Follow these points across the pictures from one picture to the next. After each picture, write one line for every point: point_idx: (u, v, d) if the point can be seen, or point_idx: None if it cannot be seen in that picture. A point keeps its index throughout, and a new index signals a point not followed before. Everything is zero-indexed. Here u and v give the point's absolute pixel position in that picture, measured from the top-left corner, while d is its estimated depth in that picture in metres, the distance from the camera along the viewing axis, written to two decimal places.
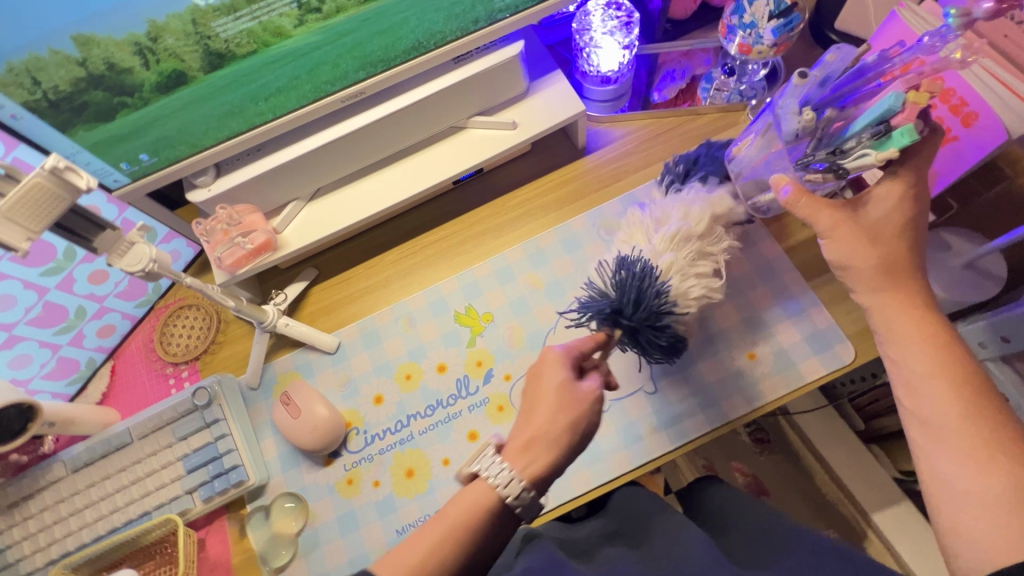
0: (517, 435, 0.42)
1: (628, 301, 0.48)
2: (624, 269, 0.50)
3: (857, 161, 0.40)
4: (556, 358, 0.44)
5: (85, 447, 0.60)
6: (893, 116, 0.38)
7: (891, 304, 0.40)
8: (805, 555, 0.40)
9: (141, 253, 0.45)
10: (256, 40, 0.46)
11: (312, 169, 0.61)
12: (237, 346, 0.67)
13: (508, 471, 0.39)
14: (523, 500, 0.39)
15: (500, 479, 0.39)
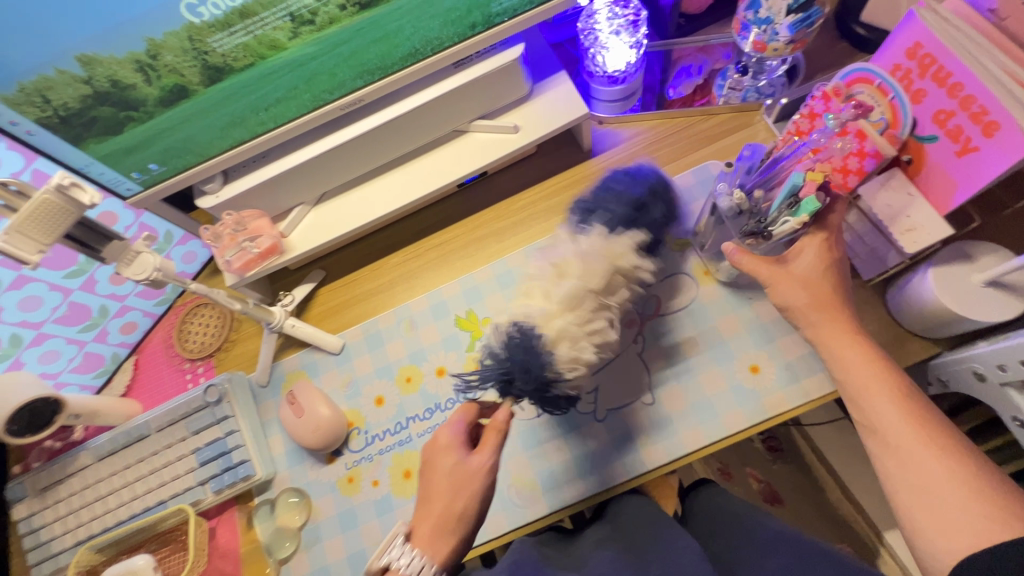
0: (423, 523, 0.43)
1: (515, 372, 0.44)
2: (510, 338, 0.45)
3: (782, 228, 0.44)
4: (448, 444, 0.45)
5: (108, 437, 0.64)
6: (800, 189, 0.43)
7: (827, 327, 0.44)
8: (789, 558, 0.40)
9: (146, 262, 0.48)
10: (253, 54, 0.47)
11: (317, 175, 0.63)
12: (248, 345, 0.70)
13: (417, 559, 0.41)
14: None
15: (409, 568, 0.41)
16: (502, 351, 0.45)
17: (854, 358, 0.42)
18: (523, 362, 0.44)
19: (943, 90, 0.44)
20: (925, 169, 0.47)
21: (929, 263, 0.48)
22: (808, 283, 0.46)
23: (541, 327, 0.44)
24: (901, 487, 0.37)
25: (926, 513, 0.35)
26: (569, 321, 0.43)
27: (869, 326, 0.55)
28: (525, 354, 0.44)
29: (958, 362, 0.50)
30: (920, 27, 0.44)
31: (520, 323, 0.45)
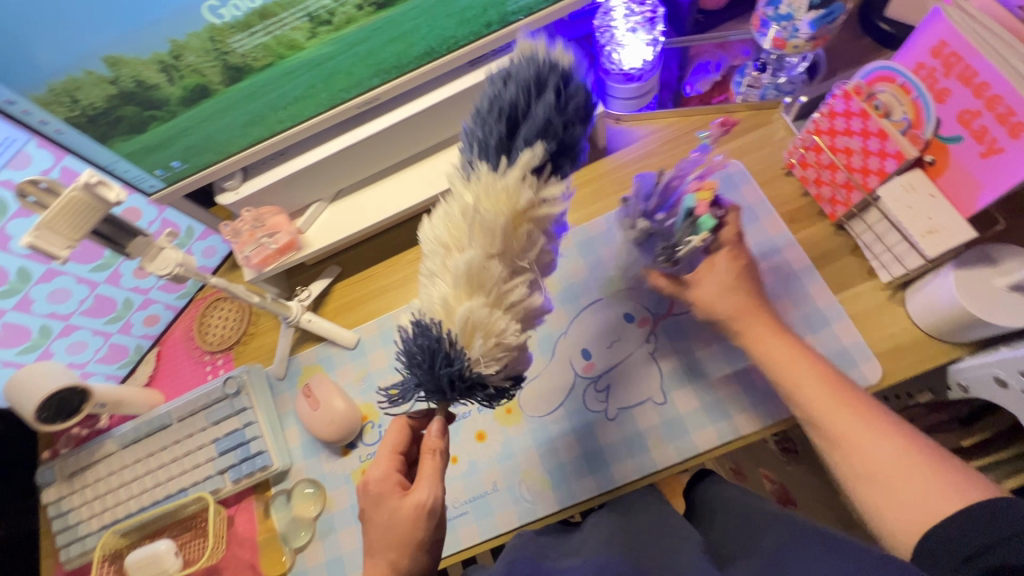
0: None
1: (424, 377, 0.36)
2: (413, 338, 0.36)
3: (689, 249, 0.47)
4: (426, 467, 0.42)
5: (132, 426, 0.66)
6: (695, 208, 0.45)
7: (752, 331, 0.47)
8: (782, 534, 0.37)
9: (169, 258, 0.49)
10: (272, 54, 0.48)
11: (334, 172, 0.63)
12: (266, 338, 0.71)
13: None
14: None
15: None
16: (406, 351, 0.37)
17: (783, 354, 0.45)
18: (428, 364, 0.35)
19: (968, 90, 0.43)
20: (947, 171, 0.46)
21: (950, 266, 0.47)
22: (727, 289, 0.48)
23: (446, 321, 0.35)
24: (852, 475, 0.39)
25: (881, 498, 0.37)
26: (477, 306, 0.34)
27: (888, 329, 0.54)
28: (433, 357, 0.35)
29: (980, 367, 0.49)
30: (946, 25, 0.43)
31: (420, 317, 0.36)
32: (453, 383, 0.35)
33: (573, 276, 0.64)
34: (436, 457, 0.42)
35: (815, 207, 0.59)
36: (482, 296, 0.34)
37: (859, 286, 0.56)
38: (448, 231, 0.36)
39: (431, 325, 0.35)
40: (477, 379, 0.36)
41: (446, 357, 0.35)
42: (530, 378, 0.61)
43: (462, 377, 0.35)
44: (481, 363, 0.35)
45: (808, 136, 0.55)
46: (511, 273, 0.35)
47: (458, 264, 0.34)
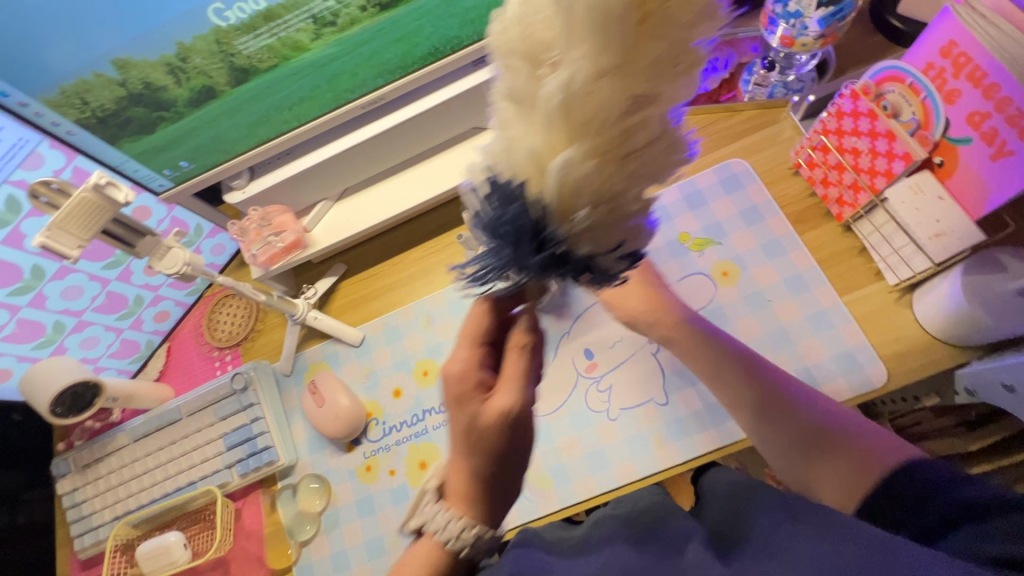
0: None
1: (506, 260, 0.26)
2: (491, 207, 0.25)
3: None
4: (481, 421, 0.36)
5: (143, 420, 0.68)
6: None
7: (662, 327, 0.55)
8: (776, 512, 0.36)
9: (177, 257, 0.50)
10: (276, 55, 0.48)
11: (339, 171, 0.64)
12: (273, 335, 0.72)
13: (451, 522, 0.37)
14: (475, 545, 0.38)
15: (444, 533, 0.37)
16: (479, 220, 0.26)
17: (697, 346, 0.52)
18: (514, 245, 0.25)
19: (978, 91, 0.42)
20: (956, 173, 0.45)
21: (958, 269, 0.46)
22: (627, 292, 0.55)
23: (536, 182, 0.23)
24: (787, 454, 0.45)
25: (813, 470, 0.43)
26: (578, 157, 0.22)
27: (895, 332, 0.53)
28: (520, 233, 0.24)
29: (986, 374, 0.48)
30: (956, 25, 0.42)
31: (495, 176, 0.24)
32: (549, 268, 0.25)
33: None
34: (523, 355, 0.36)
35: (823, 207, 0.59)
36: (588, 140, 0.21)
37: (865, 289, 0.55)
38: (533, 37, 0.22)
39: (514, 189, 0.23)
40: (582, 263, 0.25)
41: (541, 234, 0.24)
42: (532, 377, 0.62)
43: (560, 258, 0.25)
44: (589, 246, 0.24)
45: (816, 137, 0.54)
46: (636, 103, 0.21)
47: (547, 95, 0.21)
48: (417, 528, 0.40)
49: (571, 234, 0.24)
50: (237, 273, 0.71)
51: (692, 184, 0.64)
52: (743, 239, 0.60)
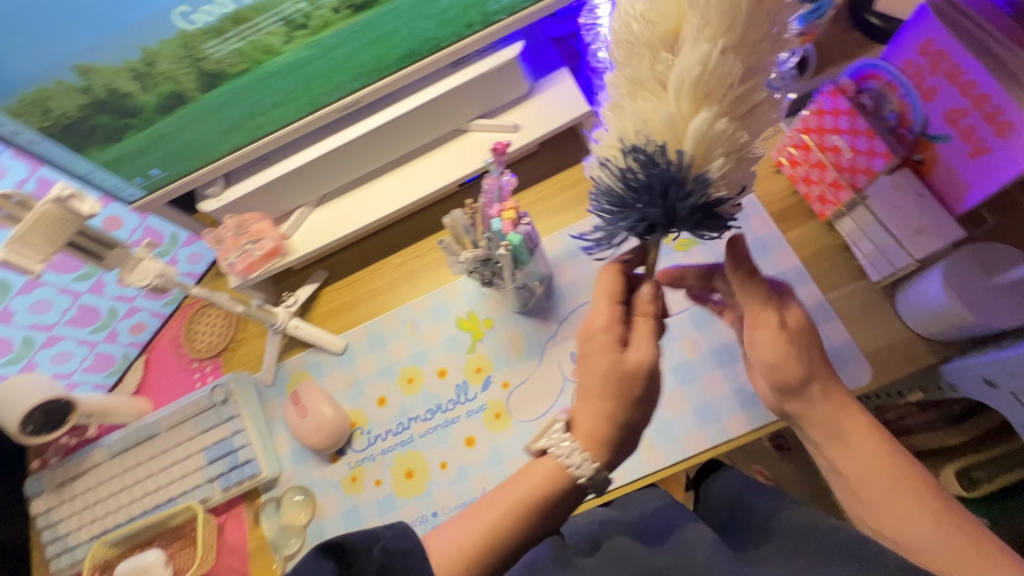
0: None
1: (654, 213, 0.34)
2: (635, 170, 0.34)
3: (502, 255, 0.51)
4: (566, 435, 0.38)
5: (120, 435, 0.66)
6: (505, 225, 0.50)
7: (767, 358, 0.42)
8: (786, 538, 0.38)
9: (147, 270, 0.48)
10: (247, 59, 0.47)
11: (318, 176, 0.63)
12: (254, 344, 0.71)
13: (577, 452, 0.40)
14: (597, 478, 0.40)
15: (569, 460, 0.40)
16: (624, 185, 0.35)
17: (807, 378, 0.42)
18: (661, 195, 0.33)
19: (955, 88, 0.42)
20: (937, 169, 0.46)
21: (940, 264, 0.46)
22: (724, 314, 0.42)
23: (675, 142, 0.32)
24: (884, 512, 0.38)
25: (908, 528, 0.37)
26: (714, 117, 0.31)
27: (876, 329, 0.54)
28: (664, 187, 0.33)
29: (965, 369, 0.48)
30: (932, 22, 0.42)
31: (636, 146, 0.33)
32: (690, 212, 0.33)
33: (562, 278, 0.64)
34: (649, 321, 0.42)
35: (805, 206, 0.59)
36: (715, 105, 0.31)
37: (848, 286, 0.55)
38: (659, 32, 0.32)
39: (658, 150, 0.32)
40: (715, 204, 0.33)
41: (683, 182, 0.33)
42: (519, 382, 0.61)
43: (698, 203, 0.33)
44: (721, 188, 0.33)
45: (796, 135, 0.54)
46: (748, 73, 0.31)
47: (688, 68, 0.30)
48: (543, 449, 0.41)
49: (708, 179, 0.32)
50: (215, 282, 0.69)
51: None
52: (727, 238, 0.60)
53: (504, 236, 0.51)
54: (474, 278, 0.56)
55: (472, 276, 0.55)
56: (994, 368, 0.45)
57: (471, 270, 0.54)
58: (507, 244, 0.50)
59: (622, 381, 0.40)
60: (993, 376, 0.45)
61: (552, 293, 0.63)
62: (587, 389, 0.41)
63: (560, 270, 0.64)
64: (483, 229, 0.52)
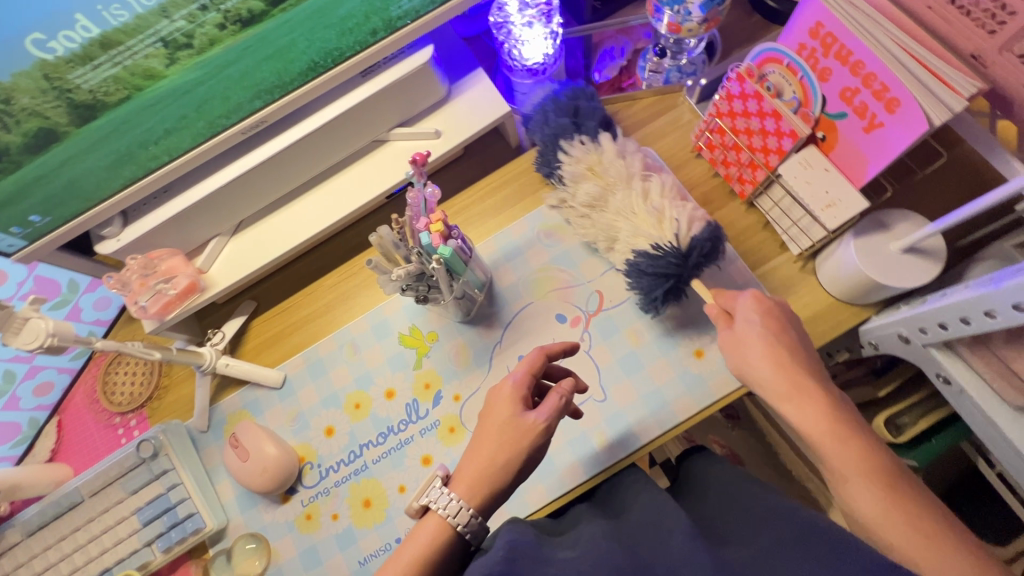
0: None
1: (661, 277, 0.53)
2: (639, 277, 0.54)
3: (437, 272, 0.49)
4: (508, 394, 0.47)
5: (36, 510, 0.59)
6: (434, 241, 0.48)
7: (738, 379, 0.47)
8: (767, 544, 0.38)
9: (37, 328, 0.43)
10: (126, 86, 0.42)
11: (231, 202, 0.58)
12: (181, 389, 0.65)
13: (455, 501, 0.44)
14: (472, 525, 0.44)
15: (449, 510, 0.44)
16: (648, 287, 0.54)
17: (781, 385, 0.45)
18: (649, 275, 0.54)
19: (847, 68, 0.44)
20: (838, 145, 0.48)
21: (850, 235, 0.49)
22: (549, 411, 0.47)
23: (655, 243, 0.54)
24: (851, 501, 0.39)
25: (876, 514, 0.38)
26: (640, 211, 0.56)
27: (804, 297, 0.56)
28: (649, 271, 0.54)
29: (883, 328, 0.51)
30: (819, 5, 0.44)
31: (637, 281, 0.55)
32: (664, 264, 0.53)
33: (502, 282, 0.63)
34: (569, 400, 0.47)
35: (727, 186, 0.61)
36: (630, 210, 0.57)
37: (773, 260, 0.58)
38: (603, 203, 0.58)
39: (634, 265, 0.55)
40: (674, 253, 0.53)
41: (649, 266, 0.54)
42: (470, 393, 0.60)
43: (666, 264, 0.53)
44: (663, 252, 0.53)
45: (711, 120, 0.56)
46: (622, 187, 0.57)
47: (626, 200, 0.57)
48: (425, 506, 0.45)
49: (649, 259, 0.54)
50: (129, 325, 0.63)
51: None
52: None
53: (435, 249, 0.49)
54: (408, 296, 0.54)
55: (407, 293, 0.53)
56: (907, 324, 0.48)
57: (405, 288, 0.52)
58: (438, 257, 0.49)
59: (517, 431, 0.46)
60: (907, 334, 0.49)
61: (493, 298, 0.62)
62: (487, 436, 0.46)
63: (500, 274, 0.63)
64: (413, 245, 0.50)
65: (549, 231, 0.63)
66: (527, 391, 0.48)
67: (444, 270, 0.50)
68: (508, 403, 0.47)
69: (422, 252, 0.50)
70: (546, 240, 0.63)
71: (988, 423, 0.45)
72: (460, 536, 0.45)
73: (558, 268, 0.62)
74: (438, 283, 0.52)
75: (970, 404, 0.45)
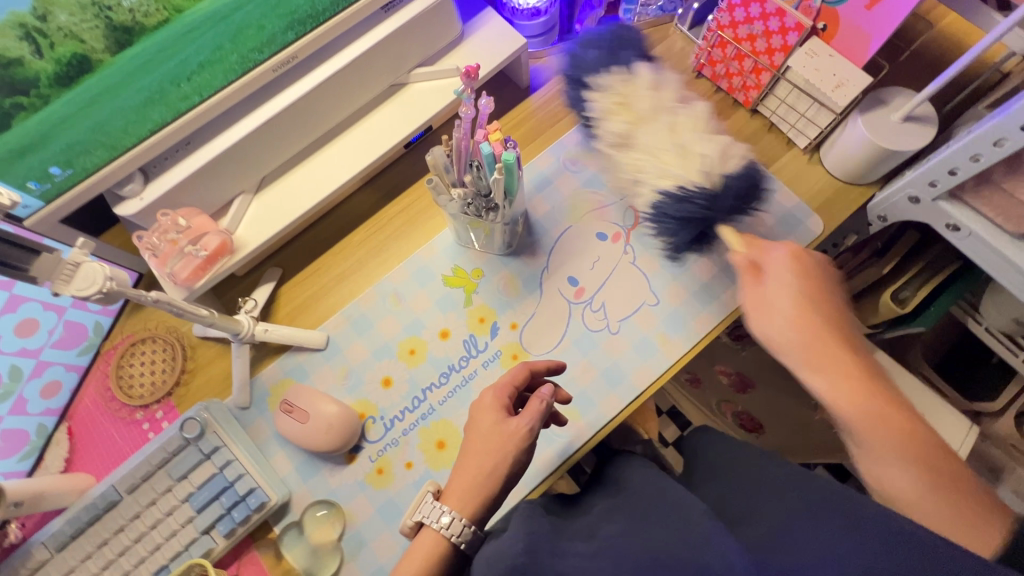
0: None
1: (693, 219, 0.59)
2: (663, 214, 0.60)
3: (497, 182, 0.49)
4: (490, 402, 0.47)
5: (65, 520, 0.52)
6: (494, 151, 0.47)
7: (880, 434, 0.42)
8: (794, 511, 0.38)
9: (93, 272, 0.39)
10: (166, 6, 0.40)
11: (257, 155, 0.56)
12: (212, 369, 0.61)
13: (446, 514, 0.43)
14: (466, 535, 0.43)
15: (442, 523, 0.43)
16: (663, 229, 0.61)
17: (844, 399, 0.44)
18: (671, 215, 0.60)
19: None
20: (838, 33, 0.55)
21: (857, 114, 0.55)
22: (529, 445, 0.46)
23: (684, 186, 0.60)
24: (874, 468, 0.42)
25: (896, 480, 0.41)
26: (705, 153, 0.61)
27: (815, 186, 0.62)
28: (677, 214, 0.60)
29: (893, 194, 0.57)
30: None
31: (655, 223, 0.61)
32: (703, 207, 0.59)
33: (536, 213, 0.64)
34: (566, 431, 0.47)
35: (729, 99, 0.66)
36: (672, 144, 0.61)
37: (784, 154, 0.63)
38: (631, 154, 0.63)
39: (658, 208, 0.61)
40: (713, 199, 0.59)
41: (688, 202, 0.59)
42: (526, 320, 0.60)
43: (704, 207, 0.59)
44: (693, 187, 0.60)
45: (712, 34, 0.61)
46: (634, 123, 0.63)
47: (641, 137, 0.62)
48: (420, 522, 0.44)
49: (693, 196, 0.59)
50: (136, 316, 0.63)
51: None
52: None
53: (497, 159, 0.48)
54: (470, 216, 0.55)
55: (468, 212, 0.54)
56: (918, 183, 0.54)
57: (467, 204, 0.53)
58: (501, 166, 0.48)
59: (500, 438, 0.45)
60: (916, 194, 0.55)
61: (531, 228, 0.63)
62: (472, 449, 0.46)
63: (534, 204, 0.64)
64: (463, 163, 0.50)
65: (574, 158, 0.65)
66: (510, 399, 0.48)
67: (507, 181, 0.50)
68: (493, 411, 0.47)
69: (480, 165, 0.50)
70: (573, 166, 0.65)
71: (995, 254, 0.52)
72: (456, 549, 0.43)
73: (590, 191, 0.64)
74: (495, 201, 0.53)
75: (979, 241, 0.52)
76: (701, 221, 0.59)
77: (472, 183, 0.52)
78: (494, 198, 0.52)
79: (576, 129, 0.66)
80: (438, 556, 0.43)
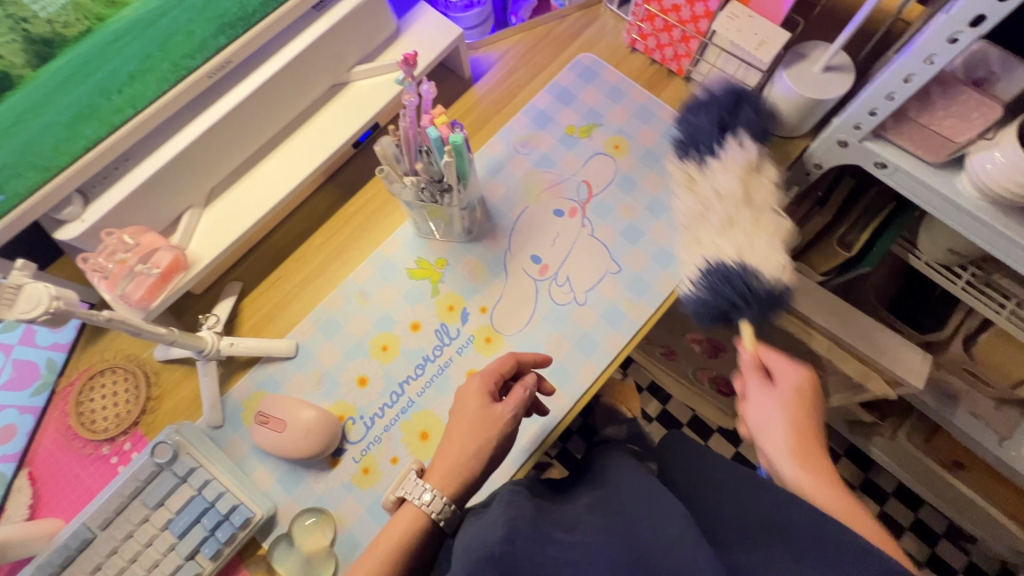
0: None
1: (730, 294, 0.50)
2: (722, 277, 0.50)
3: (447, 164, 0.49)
4: (474, 388, 0.48)
5: (35, 567, 0.49)
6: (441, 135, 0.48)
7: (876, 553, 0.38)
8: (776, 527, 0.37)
9: (38, 292, 0.38)
10: (86, 15, 0.41)
11: (201, 167, 0.55)
12: (179, 392, 0.59)
13: (429, 491, 0.44)
14: (446, 512, 0.44)
15: (423, 499, 0.43)
16: (711, 286, 0.51)
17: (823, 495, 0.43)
18: (741, 284, 0.50)
19: None
20: None
21: (781, 70, 0.58)
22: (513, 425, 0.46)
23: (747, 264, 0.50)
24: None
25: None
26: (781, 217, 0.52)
27: None
28: (740, 283, 0.50)
29: (824, 140, 0.61)
30: None
31: (708, 271, 0.51)
32: (747, 295, 0.50)
33: (493, 197, 0.65)
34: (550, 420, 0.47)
35: (664, 70, 0.69)
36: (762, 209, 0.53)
37: None
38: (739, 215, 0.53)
39: (741, 266, 0.50)
40: (762, 294, 0.50)
41: (743, 279, 0.50)
42: (495, 302, 0.61)
43: (747, 293, 0.50)
44: (756, 274, 0.50)
45: (640, 8, 0.64)
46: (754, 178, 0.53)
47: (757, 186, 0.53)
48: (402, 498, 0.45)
49: (745, 276, 0.50)
50: (91, 349, 0.60)
51: (556, 85, 0.69)
52: (618, 114, 0.67)
53: (445, 141, 0.48)
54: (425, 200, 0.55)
55: (423, 195, 0.55)
56: (844, 127, 0.57)
57: (421, 188, 0.54)
58: (450, 149, 0.48)
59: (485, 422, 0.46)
60: (845, 138, 0.58)
61: (490, 213, 0.64)
62: (455, 437, 0.46)
63: (490, 189, 0.65)
64: (413, 150, 0.51)
65: (523, 141, 0.67)
66: (495, 385, 0.48)
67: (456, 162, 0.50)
68: (478, 395, 0.47)
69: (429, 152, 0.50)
70: (523, 149, 0.66)
71: (922, 186, 0.55)
72: (435, 525, 0.44)
73: (543, 171, 0.65)
74: (448, 184, 0.53)
75: (906, 175, 0.56)
76: (737, 303, 0.50)
77: (423, 168, 0.52)
78: (447, 182, 0.52)
79: (522, 112, 0.68)
80: (417, 527, 0.44)
